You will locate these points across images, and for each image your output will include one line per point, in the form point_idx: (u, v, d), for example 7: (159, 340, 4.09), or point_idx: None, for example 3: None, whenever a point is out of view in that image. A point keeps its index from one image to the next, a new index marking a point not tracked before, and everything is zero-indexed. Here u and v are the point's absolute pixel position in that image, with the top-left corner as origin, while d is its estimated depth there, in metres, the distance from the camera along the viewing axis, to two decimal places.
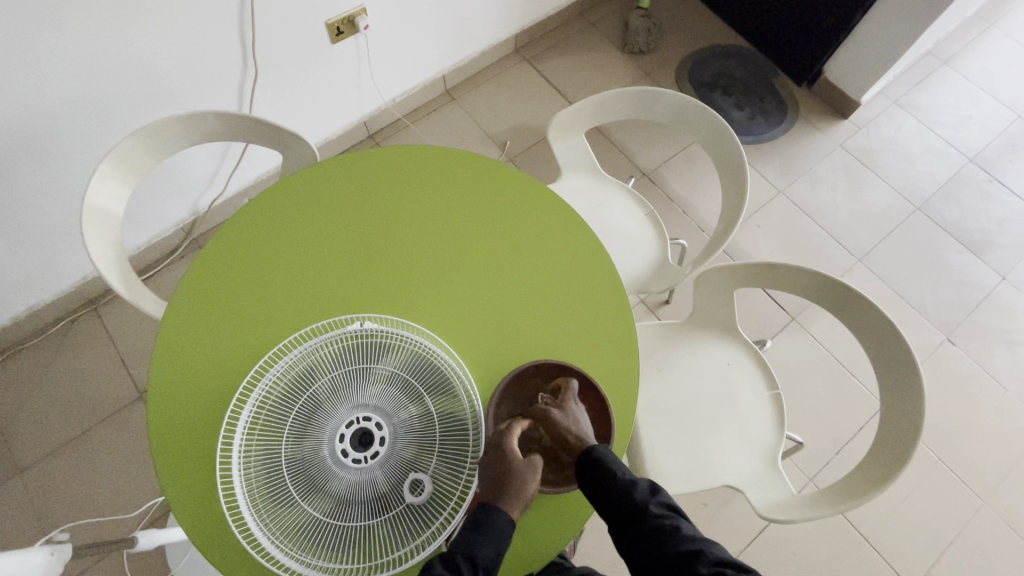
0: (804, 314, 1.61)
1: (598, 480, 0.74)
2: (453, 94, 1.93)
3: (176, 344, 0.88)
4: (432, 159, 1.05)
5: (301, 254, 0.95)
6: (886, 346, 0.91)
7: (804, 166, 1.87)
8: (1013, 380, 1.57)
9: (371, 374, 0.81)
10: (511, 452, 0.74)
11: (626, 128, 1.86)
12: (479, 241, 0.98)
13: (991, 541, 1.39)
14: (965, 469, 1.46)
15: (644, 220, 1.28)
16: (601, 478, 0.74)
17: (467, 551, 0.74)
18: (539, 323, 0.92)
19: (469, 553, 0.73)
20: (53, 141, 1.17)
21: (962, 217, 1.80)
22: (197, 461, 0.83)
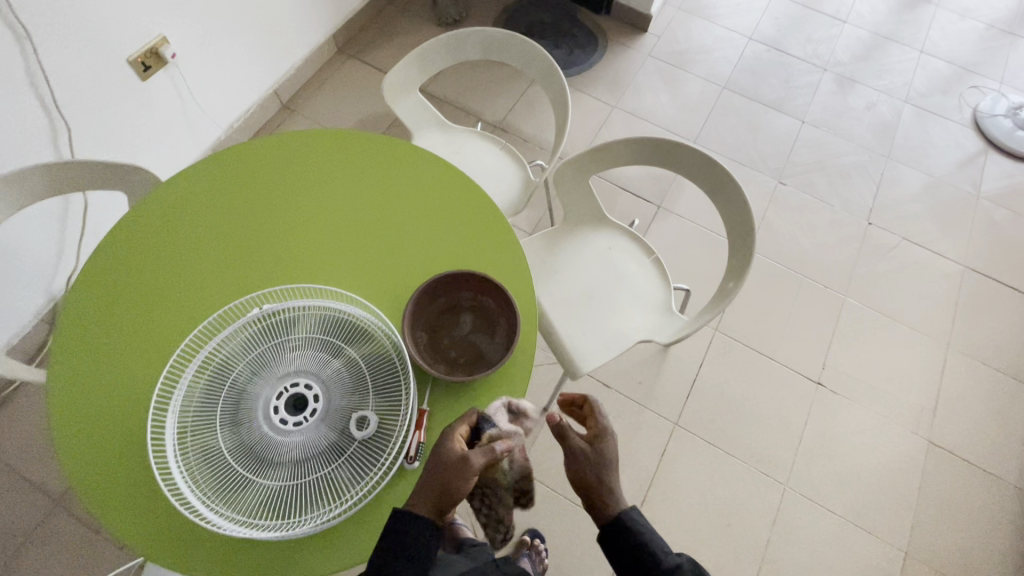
0: (666, 199, 1.83)
1: (622, 543, 0.78)
2: (292, 106, 1.93)
3: (72, 393, 0.85)
4: (282, 146, 1.08)
5: (177, 268, 0.94)
6: (713, 178, 1.08)
7: (626, 80, 2.10)
8: (834, 197, 1.90)
9: (286, 346, 0.85)
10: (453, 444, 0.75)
11: (465, 91, 1.97)
12: (349, 202, 1.02)
13: (860, 323, 1.68)
14: (823, 276, 1.75)
15: (500, 153, 1.40)
16: (626, 542, 0.78)
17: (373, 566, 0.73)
18: (426, 251, 0.97)
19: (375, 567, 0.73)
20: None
21: (759, 84, 2.13)
22: (133, 491, 0.80)
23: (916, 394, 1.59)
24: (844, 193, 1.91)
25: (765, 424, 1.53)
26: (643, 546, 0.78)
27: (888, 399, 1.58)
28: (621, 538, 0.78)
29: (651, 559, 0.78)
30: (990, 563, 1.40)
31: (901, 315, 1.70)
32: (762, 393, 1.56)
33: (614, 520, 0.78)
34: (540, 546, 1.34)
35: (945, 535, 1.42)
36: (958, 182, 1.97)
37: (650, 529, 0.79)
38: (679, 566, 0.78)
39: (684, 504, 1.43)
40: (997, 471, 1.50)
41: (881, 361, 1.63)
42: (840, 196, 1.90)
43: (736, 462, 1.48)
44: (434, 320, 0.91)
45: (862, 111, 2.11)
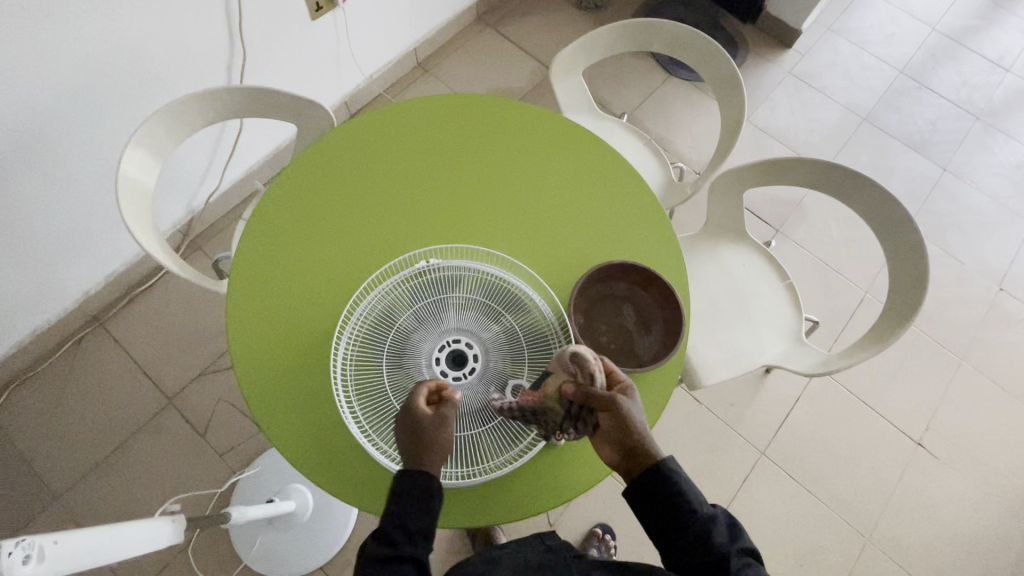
0: (786, 224, 1.77)
1: (654, 492, 0.71)
2: (426, 66, 1.96)
3: (251, 310, 0.91)
4: (456, 108, 1.10)
5: (352, 210, 0.99)
6: (887, 215, 1.03)
7: (761, 95, 2.03)
8: (965, 255, 1.79)
9: (451, 302, 0.87)
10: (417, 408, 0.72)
11: (597, 78, 1.95)
12: (515, 174, 1.04)
13: (973, 390, 1.59)
14: (940, 335, 1.66)
15: (644, 149, 1.38)
16: (658, 490, 0.71)
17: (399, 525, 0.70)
18: (586, 237, 0.99)
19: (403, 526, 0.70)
20: (63, 138, 1.15)
21: (902, 122, 2.02)
22: (297, 413, 0.85)
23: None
24: (978, 251, 1.80)
25: (856, 472, 1.48)
26: (677, 495, 0.71)
27: (991, 475, 1.50)
28: (655, 487, 0.71)
29: (684, 508, 0.71)
30: None
31: (1020, 391, 1.60)
32: (857, 441, 1.51)
33: (649, 468, 0.71)
34: (610, 542, 1.36)
35: None
36: None
37: (683, 477, 0.72)
38: (713, 516, 0.71)
39: (759, 534, 1.40)
40: None
41: (991, 434, 1.54)
42: (972, 254, 1.80)
43: (819, 504, 1.44)
44: (591, 305, 0.92)
45: (1011, 168, 1.97)
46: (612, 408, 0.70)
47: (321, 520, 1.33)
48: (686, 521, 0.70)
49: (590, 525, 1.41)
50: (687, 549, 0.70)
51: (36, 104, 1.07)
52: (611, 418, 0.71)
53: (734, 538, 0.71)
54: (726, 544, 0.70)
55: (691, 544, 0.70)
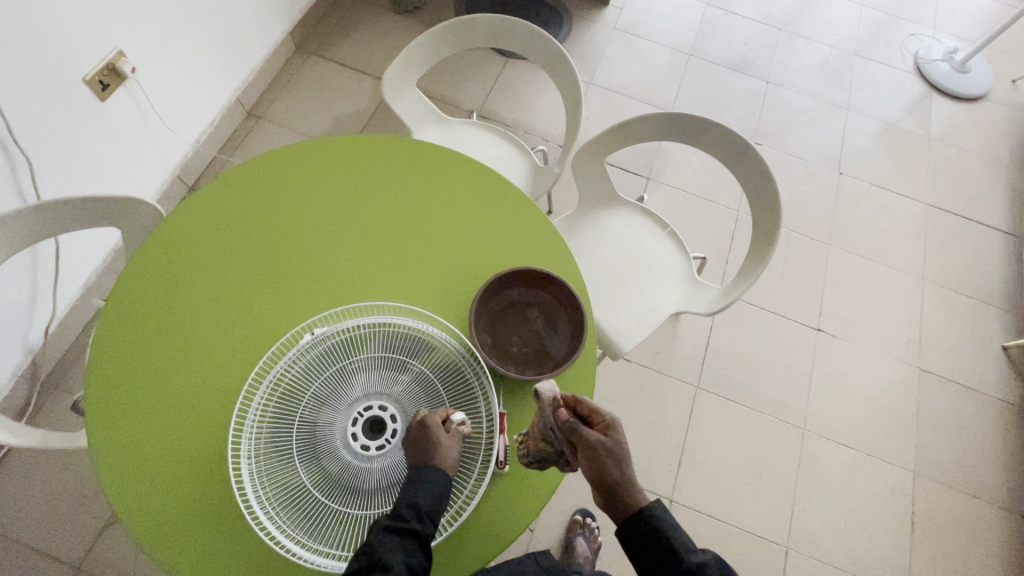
0: (654, 171, 1.86)
1: (643, 540, 0.70)
2: (257, 113, 1.82)
3: (126, 454, 0.79)
4: (291, 160, 1.02)
5: (209, 306, 0.88)
6: (730, 147, 1.11)
7: (597, 55, 2.10)
8: (806, 152, 2.00)
9: (350, 370, 0.81)
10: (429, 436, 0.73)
11: (439, 80, 1.91)
12: (377, 212, 0.98)
13: (846, 267, 1.79)
14: (808, 229, 1.84)
15: (502, 143, 1.37)
16: (647, 538, 0.70)
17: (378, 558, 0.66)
18: (468, 253, 0.96)
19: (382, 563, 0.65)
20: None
21: (722, 49, 2.18)
22: (218, 547, 0.76)
23: (903, 326, 1.72)
24: (814, 146, 2.01)
25: (777, 374, 1.61)
26: (664, 541, 0.70)
27: (879, 335, 1.70)
28: (640, 532, 0.70)
29: (673, 557, 0.70)
30: (984, 468, 1.56)
31: (880, 256, 1.83)
32: (771, 346, 1.65)
33: (636, 515, 0.70)
34: (591, 524, 1.39)
35: (946, 450, 1.57)
36: (910, 125, 2.12)
37: (672, 526, 0.71)
38: (703, 566, 0.70)
39: (717, 460, 1.50)
40: (979, 386, 1.66)
41: (869, 300, 1.75)
42: (810, 150, 2.00)
43: (757, 414, 1.56)
44: (492, 321, 0.90)
45: (818, 66, 2.21)
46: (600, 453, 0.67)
47: None
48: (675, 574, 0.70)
49: (569, 514, 1.43)
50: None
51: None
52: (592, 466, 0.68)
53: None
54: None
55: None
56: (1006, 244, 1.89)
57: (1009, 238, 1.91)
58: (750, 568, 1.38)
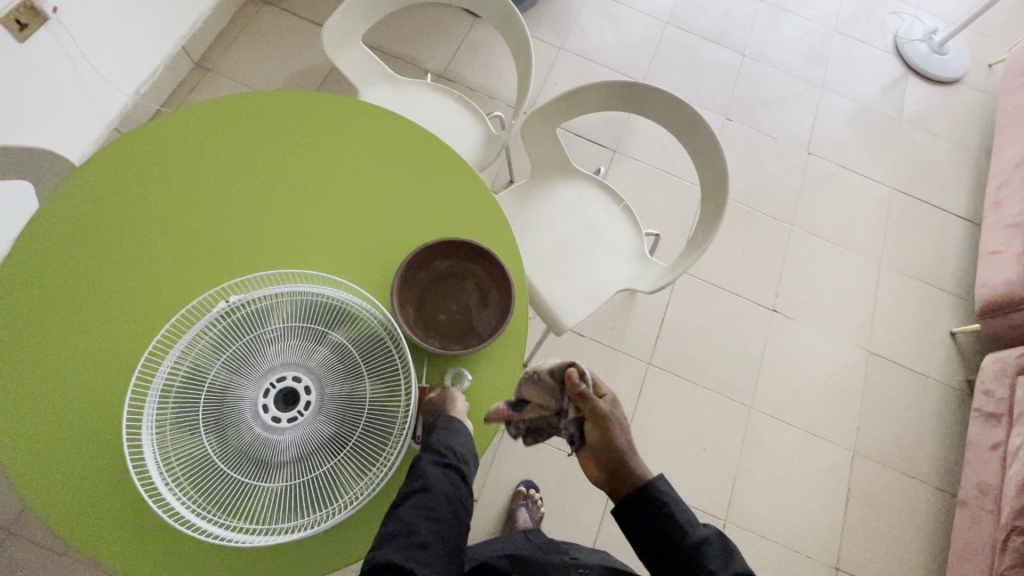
0: (621, 143, 1.81)
1: (642, 509, 0.74)
2: (205, 65, 1.71)
3: (23, 422, 0.76)
4: (212, 118, 0.96)
5: (117, 272, 0.84)
6: (682, 119, 1.07)
7: (570, 18, 2.02)
8: (777, 130, 1.96)
9: (262, 340, 0.78)
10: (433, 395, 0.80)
11: (401, 38, 1.82)
12: (303, 176, 0.93)
13: (806, 249, 1.79)
14: (771, 208, 1.83)
15: (456, 106, 1.32)
16: (646, 507, 0.74)
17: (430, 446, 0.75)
18: (399, 221, 0.92)
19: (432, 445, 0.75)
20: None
21: (700, 18, 2.11)
22: (122, 516, 0.74)
23: (857, 309, 1.74)
24: (786, 125, 1.98)
25: (729, 353, 1.62)
26: (666, 514, 0.73)
27: (832, 317, 1.72)
28: (640, 502, 0.74)
29: (674, 529, 0.73)
30: (922, 449, 1.60)
31: (840, 239, 1.83)
32: (725, 326, 1.65)
33: (637, 488, 0.75)
34: (535, 495, 1.40)
35: (888, 431, 1.61)
36: (883, 107, 2.08)
37: (675, 500, 0.74)
38: (707, 540, 0.72)
39: (663, 436, 1.51)
40: (924, 370, 1.69)
41: (826, 283, 1.75)
42: (781, 128, 1.97)
43: (707, 392, 1.57)
44: (423, 294, 0.87)
45: (796, 41, 2.15)
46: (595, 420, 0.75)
47: None
48: (679, 544, 0.72)
49: (514, 485, 1.44)
50: (679, 568, 0.71)
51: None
52: (596, 427, 0.74)
53: (729, 562, 0.71)
54: (718, 566, 0.70)
55: (686, 568, 0.71)
56: (967, 231, 1.90)
57: (970, 225, 1.91)
58: None
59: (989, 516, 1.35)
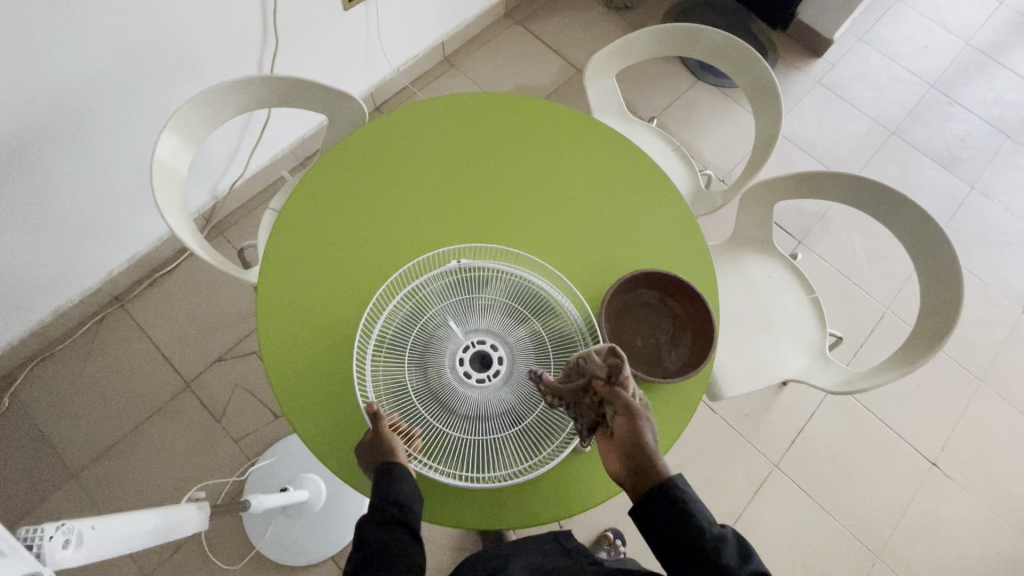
0: (809, 236, 1.75)
1: (661, 506, 0.71)
2: (452, 61, 1.96)
3: (281, 302, 0.92)
4: (483, 106, 1.09)
5: (380, 210, 0.98)
6: (922, 232, 1.03)
7: (790, 103, 2.01)
8: (991, 275, 1.77)
9: (479, 304, 0.86)
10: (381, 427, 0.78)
11: (624, 81, 1.93)
12: (546, 178, 1.03)
13: (992, 412, 1.58)
14: (961, 354, 1.64)
15: (673, 156, 1.38)
16: (667, 505, 0.71)
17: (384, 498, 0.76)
18: (616, 244, 0.98)
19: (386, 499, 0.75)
20: (95, 116, 1.17)
21: (931, 137, 1.99)
22: (325, 407, 0.87)
23: None
24: (1002, 272, 1.78)
25: (869, 489, 1.47)
26: (685, 513, 0.71)
27: (1004, 499, 1.49)
28: (660, 499, 0.71)
29: (695, 529, 0.71)
30: None
31: None
32: (872, 459, 1.50)
33: (657, 484, 0.72)
34: (620, 547, 1.36)
35: None
36: None
37: (693, 496, 0.72)
38: (721, 535, 0.71)
39: (769, 546, 1.40)
40: None
41: (1007, 458, 1.53)
42: (996, 274, 1.77)
43: (831, 520, 1.43)
44: (624, 314, 0.91)
45: None
46: (630, 414, 0.72)
47: (331, 512, 1.32)
48: (699, 539, 0.71)
49: (599, 529, 1.42)
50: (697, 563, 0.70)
51: (77, 77, 1.10)
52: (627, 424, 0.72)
53: (745, 561, 0.71)
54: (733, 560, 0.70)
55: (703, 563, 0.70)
56: None
57: None
58: None
59: None
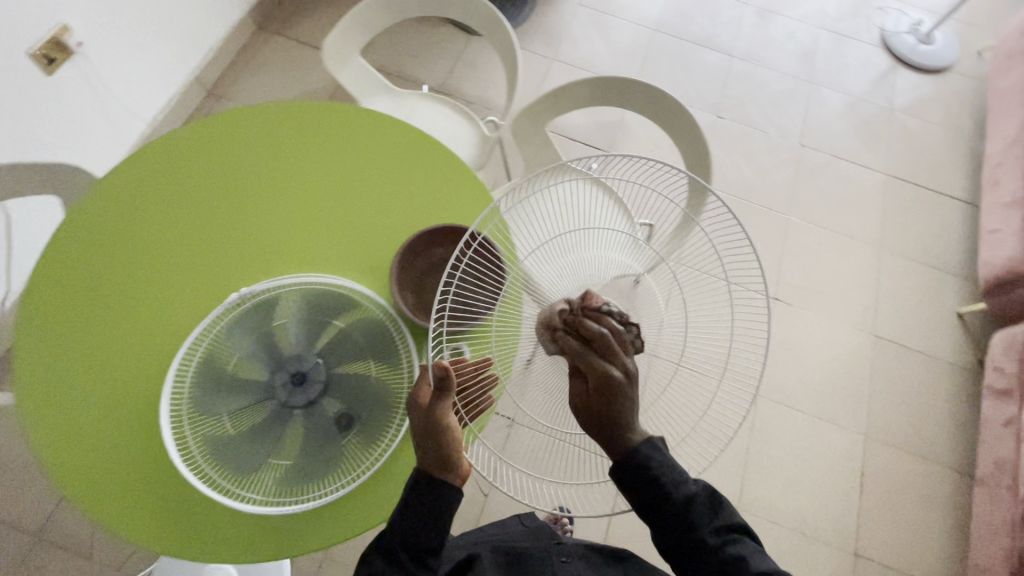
0: (615, 145, 1.87)
1: (635, 479, 0.70)
2: (218, 92, 1.83)
3: (56, 409, 0.82)
4: (213, 129, 1.01)
5: (133, 276, 0.90)
6: (664, 108, 1.12)
7: (561, 30, 2.10)
8: (769, 125, 2.00)
9: (273, 330, 0.84)
10: (454, 435, 0.71)
11: (401, 57, 1.91)
12: (310, 181, 1.00)
13: (804, 238, 1.81)
14: (767, 200, 1.86)
15: (452, 114, 1.39)
16: (638, 477, 0.70)
17: (403, 540, 0.73)
18: (397, 220, 0.99)
19: (406, 542, 0.73)
20: None
21: (687, 24, 2.18)
22: (144, 494, 0.81)
23: (858, 294, 1.74)
24: (777, 120, 2.02)
25: None
26: (658, 483, 0.71)
27: (835, 304, 1.73)
28: (634, 472, 0.70)
29: (671, 497, 0.72)
30: (936, 431, 1.58)
31: (839, 227, 1.84)
32: None
33: (629, 457, 0.69)
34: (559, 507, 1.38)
35: (900, 415, 1.59)
36: (874, 98, 2.12)
37: (665, 466, 0.71)
38: (696, 502, 0.74)
39: None
40: (933, 353, 1.68)
41: (826, 270, 1.77)
42: (773, 123, 2.01)
43: None
44: (423, 283, 0.91)
45: (783, 40, 2.21)
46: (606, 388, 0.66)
47: None
48: (673, 510, 0.73)
49: None
50: (672, 528, 0.74)
51: None
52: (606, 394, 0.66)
53: (717, 514, 0.75)
54: (706, 524, 0.74)
55: (679, 530, 0.74)
56: (966, 213, 1.91)
57: (970, 208, 1.91)
58: None
59: (1007, 492, 1.33)
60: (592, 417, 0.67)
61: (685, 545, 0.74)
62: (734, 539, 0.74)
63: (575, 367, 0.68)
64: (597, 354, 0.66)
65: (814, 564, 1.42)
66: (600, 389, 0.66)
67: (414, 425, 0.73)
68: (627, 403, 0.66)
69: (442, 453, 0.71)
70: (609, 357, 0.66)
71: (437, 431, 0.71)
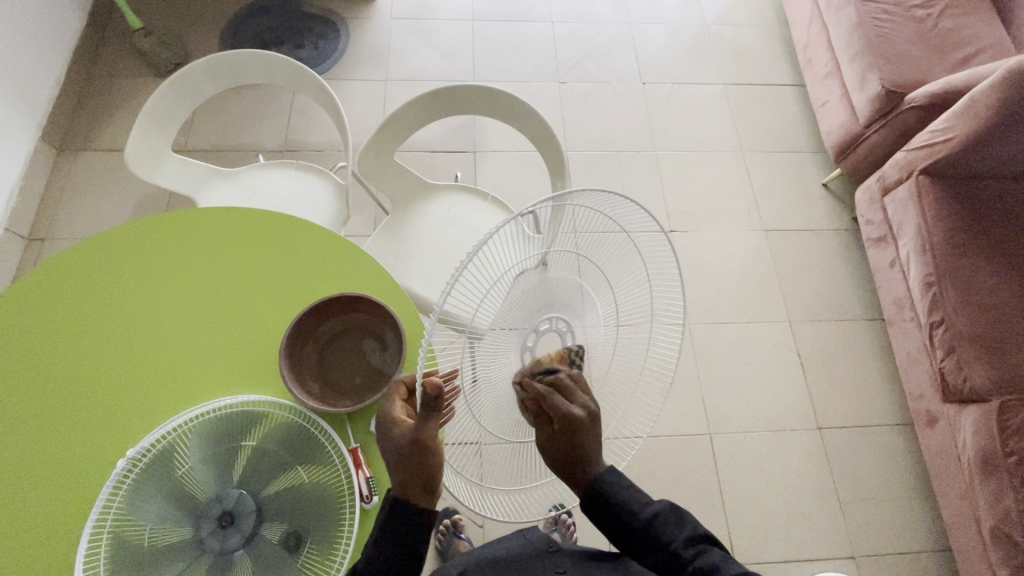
0: (478, 143, 1.86)
1: (600, 507, 0.67)
2: (40, 234, 1.63)
3: None
4: (38, 290, 0.92)
5: (2, 477, 0.81)
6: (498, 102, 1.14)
7: (384, 48, 2.06)
8: (608, 74, 2.08)
9: (181, 477, 0.75)
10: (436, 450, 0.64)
11: (228, 129, 1.79)
12: (166, 303, 0.92)
13: (676, 166, 1.91)
14: (632, 143, 1.94)
15: (296, 173, 1.32)
16: (603, 505, 0.67)
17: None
18: (272, 309, 0.93)
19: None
20: None
21: (501, 4, 2.21)
22: None
23: (739, 199, 1.87)
24: (614, 67, 2.10)
25: None
26: (618, 507, 0.67)
27: (723, 215, 1.84)
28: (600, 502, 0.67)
29: (630, 517, 0.67)
30: (843, 292, 1.74)
31: (701, 146, 1.96)
32: None
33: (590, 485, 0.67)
34: (565, 518, 1.36)
35: (810, 290, 1.74)
36: (690, 19, 2.25)
37: (622, 486, 0.68)
38: (659, 516, 0.68)
39: None
40: (817, 226, 1.84)
41: (704, 189, 1.88)
42: (611, 71, 2.09)
43: None
44: (320, 360, 0.86)
45: None
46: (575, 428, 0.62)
47: None
48: (636, 531, 0.68)
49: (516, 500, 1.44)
50: (639, 549, 0.68)
51: None
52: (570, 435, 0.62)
53: (686, 530, 0.68)
54: (674, 538, 0.67)
55: (643, 547, 0.68)
56: (798, 95, 2.09)
57: (800, 89, 2.10)
58: (683, 464, 1.48)
59: (912, 324, 1.48)
60: (564, 458, 0.64)
61: (655, 567, 0.67)
62: (707, 548, 0.67)
63: (540, 418, 0.63)
64: (559, 397, 0.63)
65: (789, 454, 1.52)
66: (568, 433, 0.62)
67: (398, 445, 0.65)
68: (592, 442, 0.63)
69: (424, 469, 0.65)
70: (568, 398, 0.63)
71: (421, 449, 0.64)
